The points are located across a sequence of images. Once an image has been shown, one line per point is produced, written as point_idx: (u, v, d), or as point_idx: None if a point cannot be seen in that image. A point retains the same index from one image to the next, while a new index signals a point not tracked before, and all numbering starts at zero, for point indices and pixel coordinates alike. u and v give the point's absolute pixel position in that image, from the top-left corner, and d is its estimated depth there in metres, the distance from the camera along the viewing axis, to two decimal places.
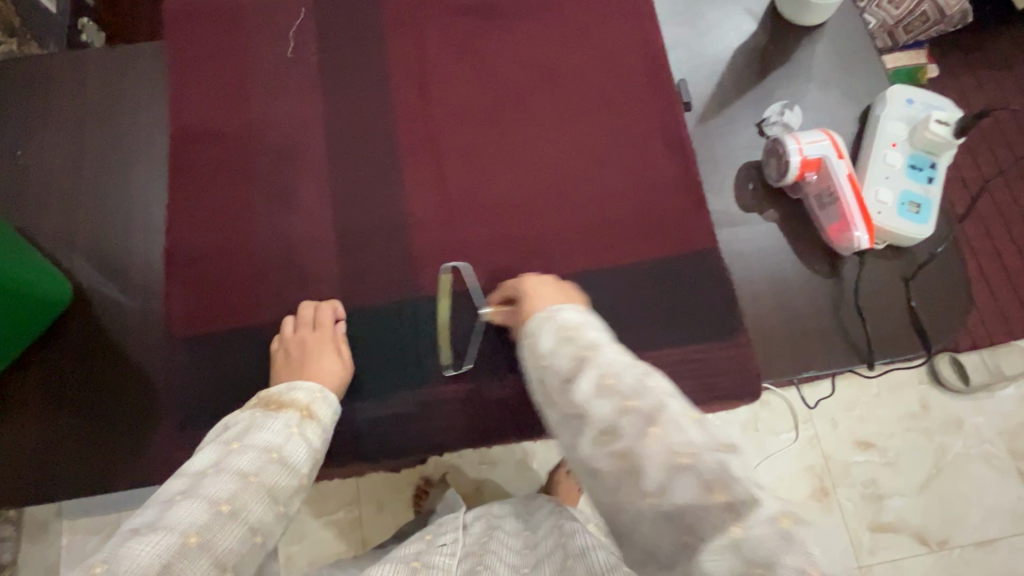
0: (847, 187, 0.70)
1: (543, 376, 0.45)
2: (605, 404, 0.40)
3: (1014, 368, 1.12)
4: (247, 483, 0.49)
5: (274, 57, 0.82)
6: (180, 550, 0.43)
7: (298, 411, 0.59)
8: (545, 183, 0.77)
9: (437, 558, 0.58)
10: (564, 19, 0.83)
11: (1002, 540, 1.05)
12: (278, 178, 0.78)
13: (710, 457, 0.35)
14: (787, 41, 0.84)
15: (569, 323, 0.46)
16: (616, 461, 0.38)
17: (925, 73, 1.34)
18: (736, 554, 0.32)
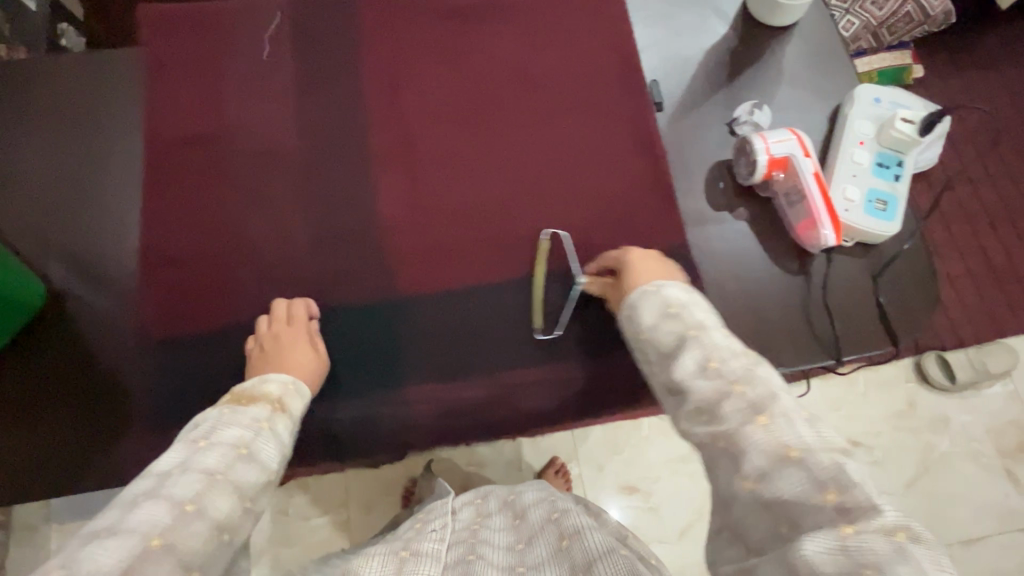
0: (813, 185, 0.70)
1: (647, 344, 0.56)
2: (709, 382, 0.48)
3: (999, 367, 1.18)
4: (215, 481, 0.47)
5: (250, 62, 0.83)
6: (143, 552, 0.41)
7: (268, 405, 0.57)
8: (518, 183, 0.78)
9: (426, 545, 0.57)
10: (537, 23, 0.84)
11: (991, 537, 1.10)
12: (254, 181, 0.79)
13: (823, 456, 0.40)
14: (755, 43, 0.85)
15: (675, 300, 0.56)
16: (716, 441, 0.45)
17: (909, 73, 1.33)
18: (844, 552, 0.35)
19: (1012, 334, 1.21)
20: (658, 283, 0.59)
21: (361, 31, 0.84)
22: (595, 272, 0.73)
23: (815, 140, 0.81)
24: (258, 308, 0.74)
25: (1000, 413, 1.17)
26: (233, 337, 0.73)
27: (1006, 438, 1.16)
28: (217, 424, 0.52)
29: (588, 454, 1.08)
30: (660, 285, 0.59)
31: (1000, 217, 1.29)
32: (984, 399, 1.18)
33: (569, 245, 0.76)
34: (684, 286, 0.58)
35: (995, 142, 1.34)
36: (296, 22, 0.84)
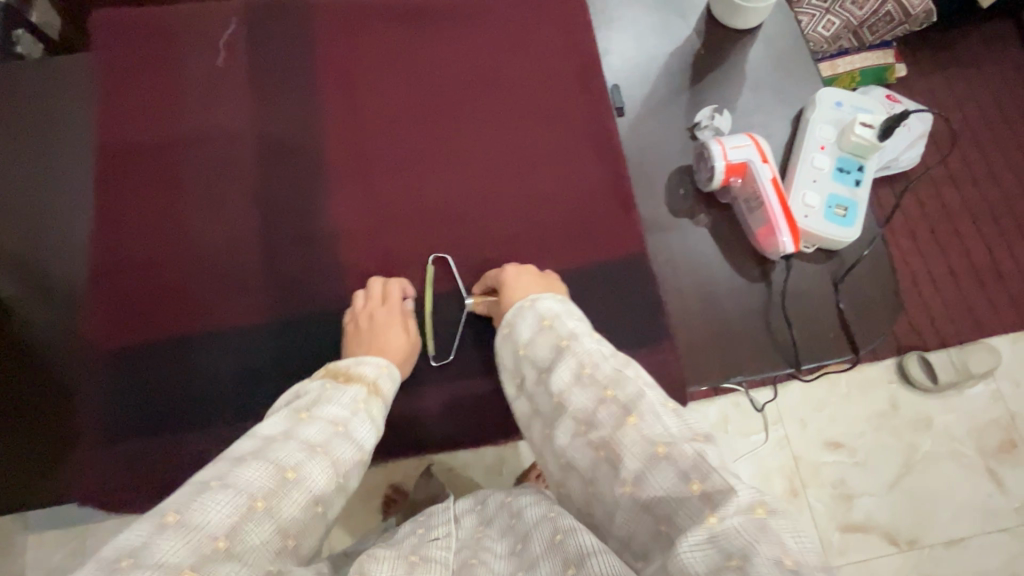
0: (771, 191, 0.69)
1: (525, 359, 0.58)
2: (585, 392, 0.51)
3: (981, 367, 1.17)
4: (315, 455, 0.51)
5: (203, 66, 0.81)
6: (247, 512, 0.44)
7: (365, 387, 0.60)
8: (476, 190, 0.77)
9: (435, 552, 0.52)
10: (497, 27, 0.83)
11: (971, 537, 1.09)
12: (206, 189, 0.77)
13: (686, 446, 0.43)
14: (718, 47, 0.84)
15: (549, 313, 0.58)
16: (597, 451, 0.48)
17: (892, 72, 1.32)
18: (715, 546, 0.37)
19: (994, 334, 1.21)
20: (532, 297, 0.61)
21: (321, 36, 0.83)
22: (483, 292, 0.72)
23: (777, 145, 0.80)
24: (208, 317, 0.73)
25: (982, 414, 1.16)
26: (183, 348, 0.72)
27: (988, 438, 1.15)
28: (318, 401, 0.55)
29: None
30: (536, 298, 0.61)
31: (981, 217, 1.28)
32: (966, 399, 1.17)
33: (456, 269, 0.75)
34: (560, 298, 0.61)
35: (977, 142, 1.33)
36: (253, 26, 0.83)
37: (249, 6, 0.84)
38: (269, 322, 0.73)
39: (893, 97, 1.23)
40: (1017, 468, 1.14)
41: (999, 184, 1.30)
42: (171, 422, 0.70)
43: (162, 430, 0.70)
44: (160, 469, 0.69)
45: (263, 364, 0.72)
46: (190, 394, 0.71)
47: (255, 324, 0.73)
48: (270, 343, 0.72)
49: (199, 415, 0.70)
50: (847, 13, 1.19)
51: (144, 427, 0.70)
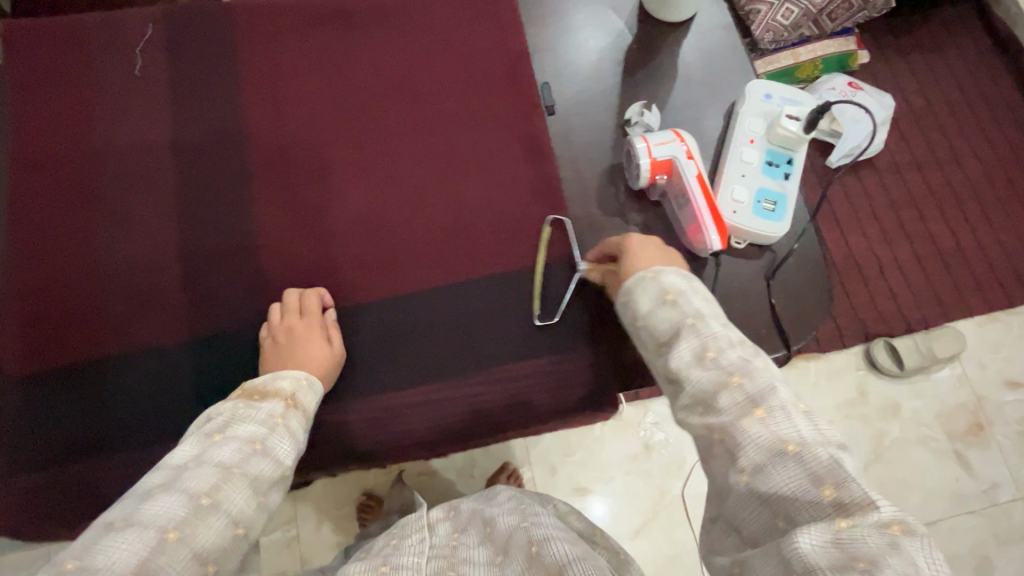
0: (696, 188, 0.68)
1: (645, 331, 0.53)
2: (709, 373, 0.46)
3: (946, 351, 1.16)
4: (229, 475, 0.47)
5: (119, 75, 0.79)
6: (158, 545, 0.41)
7: (281, 401, 0.56)
8: (402, 198, 0.77)
9: (406, 560, 0.56)
10: (423, 31, 0.82)
11: (942, 521, 1.09)
12: (125, 204, 0.75)
13: (821, 451, 0.39)
14: (650, 41, 0.83)
15: (673, 288, 0.52)
16: (710, 433, 0.44)
17: (855, 59, 1.30)
18: (838, 547, 0.34)
19: (959, 318, 1.21)
20: (655, 270, 0.54)
21: (247, 43, 0.81)
22: (597, 258, 0.68)
23: (709, 140, 0.79)
24: (127, 335, 0.71)
25: (949, 397, 1.17)
26: (102, 369, 0.70)
27: (956, 422, 1.15)
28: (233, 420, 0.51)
29: (542, 456, 1.07)
30: (658, 271, 0.54)
31: (945, 202, 1.28)
32: (932, 383, 1.17)
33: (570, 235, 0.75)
34: (682, 271, 0.54)
35: (940, 125, 1.32)
36: (170, 33, 0.81)
37: (170, 13, 0.81)
38: (191, 339, 0.71)
39: (855, 85, 1.24)
40: (985, 451, 1.14)
41: (962, 168, 1.30)
42: (90, 445, 0.68)
43: (85, 454, 0.68)
44: (83, 494, 0.67)
45: (181, 383, 0.70)
46: (106, 420, 0.69)
47: (175, 342, 0.71)
48: (190, 360, 0.71)
49: (123, 437, 0.68)
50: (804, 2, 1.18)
51: (64, 452, 0.68)
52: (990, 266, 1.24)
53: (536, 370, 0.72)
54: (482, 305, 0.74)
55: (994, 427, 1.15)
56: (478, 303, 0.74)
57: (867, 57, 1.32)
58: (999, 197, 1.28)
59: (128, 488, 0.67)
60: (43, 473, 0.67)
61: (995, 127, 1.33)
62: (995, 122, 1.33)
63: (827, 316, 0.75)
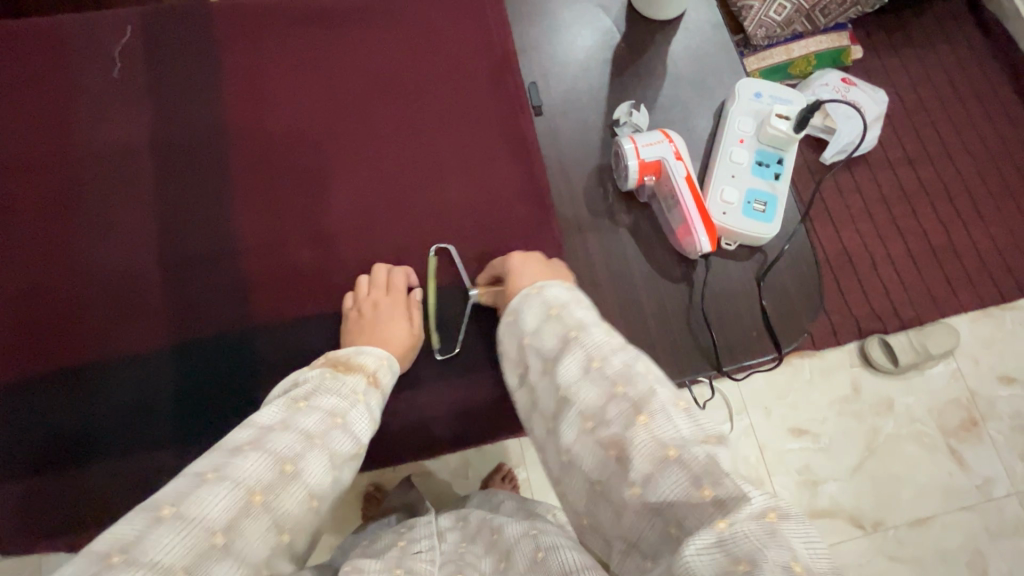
0: (685, 189, 0.67)
1: (532, 349, 0.50)
2: (594, 385, 0.44)
3: (939, 347, 1.16)
4: (312, 445, 0.48)
5: (96, 77, 0.78)
6: (244, 506, 0.42)
7: (365, 376, 0.58)
8: (386, 201, 0.75)
9: (417, 564, 0.57)
10: (407, 29, 0.80)
11: (935, 517, 1.09)
12: (103, 208, 0.74)
13: (698, 450, 0.39)
14: (639, 39, 0.82)
15: (556, 302, 0.51)
16: (605, 449, 0.42)
17: (848, 55, 1.29)
18: (721, 549, 0.33)
19: (952, 314, 1.21)
20: (540, 285, 0.54)
21: (227, 43, 0.79)
22: (491, 280, 0.69)
23: (698, 140, 0.78)
24: (107, 341, 0.70)
25: (942, 393, 1.16)
26: (82, 375, 0.69)
27: (949, 418, 1.15)
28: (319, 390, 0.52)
29: (536, 456, 1.06)
30: (542, 285, 0.54)
31: (938, 197, 1.27)
32: (926, 380, 1.17)
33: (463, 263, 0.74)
34: (567, 284, 0.54)
35: (933, 121, 1.32)
36: (149, 34, 0.79)
37: (149, 12, 0.80)
38: (171, 345, 0.70)
39: (849, 81, 1.24)
40: (978, 446, 1.14)
41: (955, 163, 1.29)
42: (71, 453, 0.67)
43: (65, 463, 0.67)
44: (64, 503, 0.66)
45: (163, 388, 0.69)
46: (85, 429, 0.67)
47: (156, 347, 0.70)
48: (171, 366, 0.69)
49: (104, 444, 0.67)
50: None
51: (44, 459, 0.67)
52: (983, 261, 1.24)
53: None
54: (469, 309, 0.73)
55: (988, 423, 1.15)
56: (466, 307, 0.73)
57: (859, 53, 1.31)
58: (991, 192, 1.28)
59: (109, 497, 0.66)
60: (22, 483, 0.66)
61: (987, 122, 1.32)
62: (988, 117, 1.32)
63: (818, 317, 0.74)
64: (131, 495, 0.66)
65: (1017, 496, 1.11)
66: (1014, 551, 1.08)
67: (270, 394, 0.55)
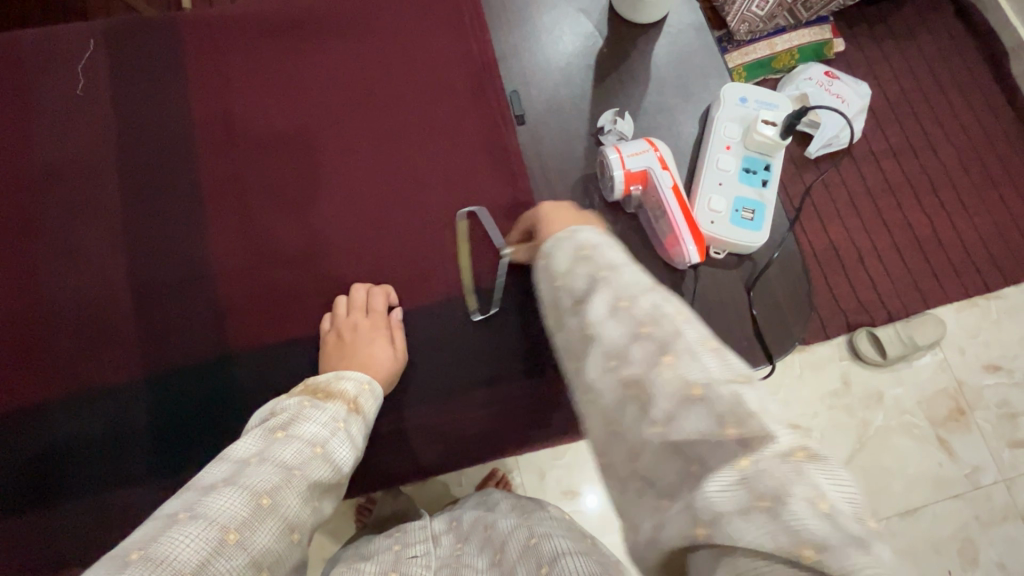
0: (672, 200, 0.66)
1: (555, 291, 0.45)
2: (621, 324, 0.40)
3: (927, 338, 1.16)
4: (291, 477, 0.46)
5: (58, 95, 0.75)
6: (217, 547, 0.39)
7: (344, 403, 0.55)
8: (363, 219, 0.73)
9: (413, 568, 0.58)
10: (381, 42, 0.79)
11: (925, 507, 1.10)
12: (70, 232, 0.71)
13: (725, 388, 0.35)
14: (621, 42, 0.81)
15: (589, 242, 0.46)
16: (626, 390, 0.38)
17: (831, 49, 1.28)
18: (745, 486, 0.32)
19: (939, 306, 1.21)
20: (572, 228, 0.48)
21: (192, 57, 0.77)
22: (522, 238, 0.63)
23: (684, 146, 0.77)
24: (75, 372, 0.67)
25: (931, 384, 1.17)
26: (49, 411, 0.66)
27: (938, 408, 1.16)
28: (296, 418, 0.50)
29: (529, 462, 1.04)
30: (575, 230, 0.48)
31: (922, 189, 1.27)
32: (914, 371, 1.17)
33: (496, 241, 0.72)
34: (601, 230, 0.48)
35: (916, 113, 1.32)
36: (112, 49, 0.77)
37: (109, 26, 0.77)
38: (148, 373, 0.68)
39: (832, 74, 1.24)
40: (966, 436, 1.14)
41: (938, 154, 1.29)
42: (42, 487, 0.64)
43: (40, 501, 0.64)
44: (38, 537, 0.63)
45: (134, 420, 0.66)
46: (59, 464, 0.65)
47: (126, 380, 0.67)
48: (143, 397, 0.67)
49: (78, 476, 0.65)
50: None
51: (18, 497, 0.64)
52: (967, 251, 1.24)
53: (510, 395, 0.70)
54: (454, 325, 0.71)
55: (975, 412, 1.16)
56: (451, 324, 0.71)
57: (841, 46, 1.30)
58: (974, 182, 1.28)
59: (84, 535, 0.63)
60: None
61: (969, 113, 1.32)
62: (969, 108, 1.33)
63: (806, 323, 0.73)
64: (107, 527, 0.64)
65: (1005, 483, 1.12)
66: (1004, 538, 1.09)
67: (247, 425, 0.53)
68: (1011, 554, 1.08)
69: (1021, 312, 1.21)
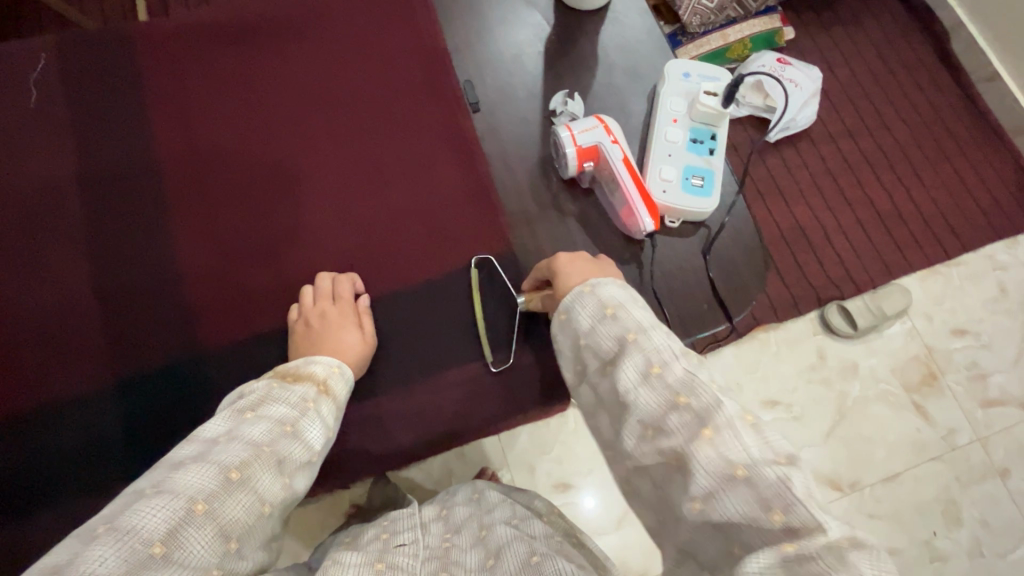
0: (623, 170, 0.69)
1: (589, 350, 0.51)
2: (655, 393, 0.45)
3: (894, 308, 1.20)
4: (259, 452, 0.46)
5: (13, 112, 0.75)
6: (186, 516, 0.40)
7: (315, 385, 0.56)
8: (327, 213, 0.75)
9: (400, 559, 0.57)
10: (334, 40, 0.81)
11: (907, 472, 1.13)
12: (30, 245, 0.71)
13: (770, 472, 0.39)
14: (569, 30, 0.84)
15: (612, 300, 0.51)
16: (666, 460, 0.43)
17: (781, 36, 1.34)
18: (785, 570, 0.36)
19: (903, 275, 1.25)
20: (593, 282, 0.54)
21: (151, 68, 0.78)
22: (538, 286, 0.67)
23: (635, 124, 0.80)
24: (43, 387, 0.67)
25: (901, 350, 1.21)
26: (18, 425, 0.65)
27: (911, 374, 1.19)
28: (264, 398, 0.51)
29: (518, 458, 1.05)
30: (596, 284, 0.54)
31: (877, 164, 1.33)
32: (885, 340, 1.21)
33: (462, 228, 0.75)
34: (620, 284, 0.54)
35: (867, 93, 1.37)
36: (65, 63, 0.77)
37: (63, 44, 0.78)
38: (116, 379, 0.68)
39: (784, 60, 1.29)
40: (940, 400, 1.18)
41: (891, 131, 1.35)
42: (16, 503, 0.64)
43: (14, 519, 0.63)
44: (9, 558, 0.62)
45: (106, 428, 0.66)
46: (31, 479, 0.64)
47: (95, 389, 0.67)
48: (115, 405, 0.67)
49: (55, 488, 0.64)
50: None
51: None
52: (926, 221, 1.29)
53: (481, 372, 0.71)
54: (424, 309, 0.72)
55: (946, 375, 1.20)
56: (421, 308, 0.72)
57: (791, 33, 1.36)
58: (927, 155, 1.34)
59: None
60: None
61: (917, 90, 1.38)
62: (917, 86, 1.39)
63: (764, 286, 0.76)
64: None
65: (980, 442, 1.16)
66: (983, 496, 1.12)
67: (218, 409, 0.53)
68: (991, 511, 1.12)
69: (981, 277, 1.26)
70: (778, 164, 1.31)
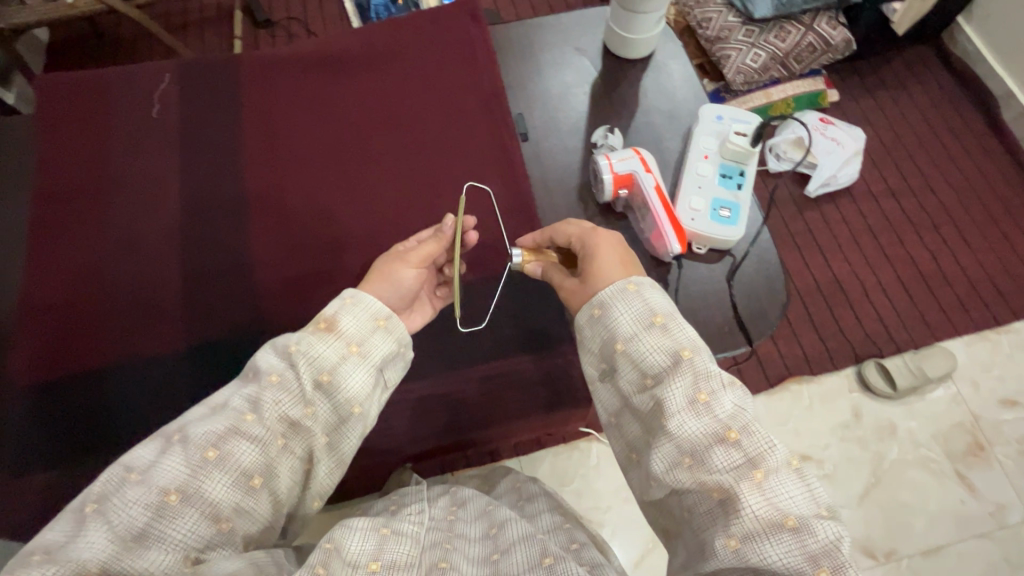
0: (655, 199, 0.76)
1: (626, 358, 0.51)
2: (703, 423, 0.46)
3: (936, 370, 1.18)
4: (238, 427, 0.48)
5: (136, 118, 0.89)
6: (162, 506, 0.44)
7: (311, 326, 0.55)
8: (382, 220, 0.84)
9: (407, 525, 0.51)
10: (403, 72, 0.92)
11: (948, 546, 1.08)
12: (131, 227, 0.83)
13: (818, 526, 0.42)
14: (613, 74, 0.94)
15: (661, 310, 0.52)
16: (708, 491, 0.45)
17: (823, 98, 1.40)
18: None
19: (948, 338, 1.24)
20: (638, 283, 0.54)
21: (249, 92, 0.91)
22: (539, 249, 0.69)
23: (669, 158, 0.88)
24: (126, 349, 0.76)
25: (945, 416, 1.18)
26: (100, 378, 0.75)
27: (955, 443, 1.16)
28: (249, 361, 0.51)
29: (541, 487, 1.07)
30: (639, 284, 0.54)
31: (922, 227, 1.33)
32: (927, 404, 1.19)
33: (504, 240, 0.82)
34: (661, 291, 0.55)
35: (910, 154, 1.41)
36: (183, 81, 0.91)
37: (184, 66, 0.93)
38: (188, 346, 0.77)
39: (826, 119, 1.36)
40: (987, 472, 1.14)
41: (936, 194, 1.37)
42: (90, 447, 0.72)
43: (84, 461, 0.71)
44: None
45: (176, 388, 0.75)
46: (105, 427, 0.73)
47: (172, 353, 0.76)
48: (185, 368, 0.76)
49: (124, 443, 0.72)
50: (770, 46, 1.30)
51: (64, 454, 0.71)
52: (972, 285, 1.28)
53: (511, 371, 0.76)
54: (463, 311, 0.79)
55: (995, 447, 1.15)
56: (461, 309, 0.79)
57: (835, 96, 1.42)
58: (975, 220, 1.34)
59: None
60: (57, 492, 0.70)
61: (966, 156, 1.40)
62: (966, 153, 1.41)
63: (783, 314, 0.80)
64: None
65: None
66: None
67: None
68: None
69: None
70: (815, 214, 1.34)
